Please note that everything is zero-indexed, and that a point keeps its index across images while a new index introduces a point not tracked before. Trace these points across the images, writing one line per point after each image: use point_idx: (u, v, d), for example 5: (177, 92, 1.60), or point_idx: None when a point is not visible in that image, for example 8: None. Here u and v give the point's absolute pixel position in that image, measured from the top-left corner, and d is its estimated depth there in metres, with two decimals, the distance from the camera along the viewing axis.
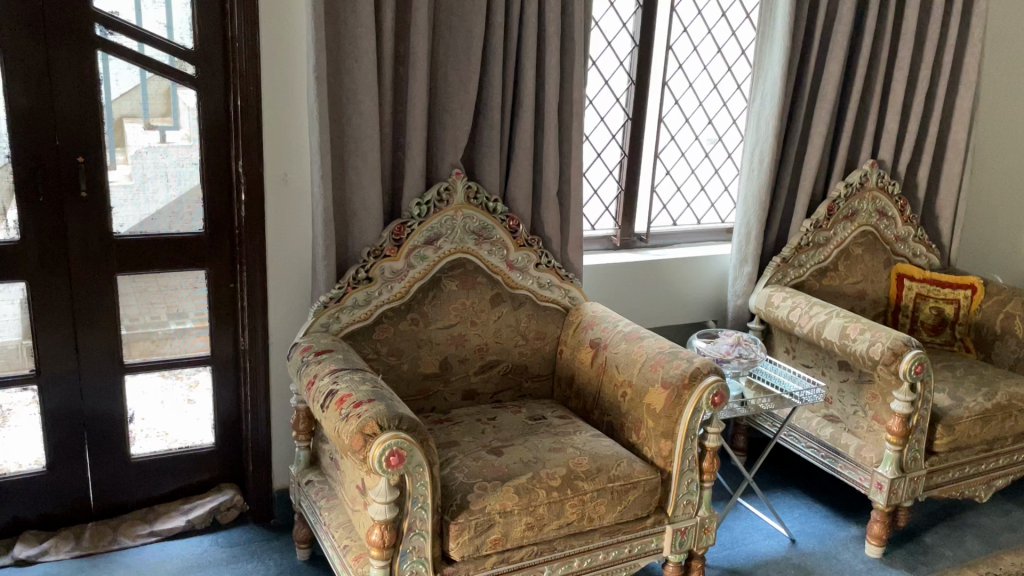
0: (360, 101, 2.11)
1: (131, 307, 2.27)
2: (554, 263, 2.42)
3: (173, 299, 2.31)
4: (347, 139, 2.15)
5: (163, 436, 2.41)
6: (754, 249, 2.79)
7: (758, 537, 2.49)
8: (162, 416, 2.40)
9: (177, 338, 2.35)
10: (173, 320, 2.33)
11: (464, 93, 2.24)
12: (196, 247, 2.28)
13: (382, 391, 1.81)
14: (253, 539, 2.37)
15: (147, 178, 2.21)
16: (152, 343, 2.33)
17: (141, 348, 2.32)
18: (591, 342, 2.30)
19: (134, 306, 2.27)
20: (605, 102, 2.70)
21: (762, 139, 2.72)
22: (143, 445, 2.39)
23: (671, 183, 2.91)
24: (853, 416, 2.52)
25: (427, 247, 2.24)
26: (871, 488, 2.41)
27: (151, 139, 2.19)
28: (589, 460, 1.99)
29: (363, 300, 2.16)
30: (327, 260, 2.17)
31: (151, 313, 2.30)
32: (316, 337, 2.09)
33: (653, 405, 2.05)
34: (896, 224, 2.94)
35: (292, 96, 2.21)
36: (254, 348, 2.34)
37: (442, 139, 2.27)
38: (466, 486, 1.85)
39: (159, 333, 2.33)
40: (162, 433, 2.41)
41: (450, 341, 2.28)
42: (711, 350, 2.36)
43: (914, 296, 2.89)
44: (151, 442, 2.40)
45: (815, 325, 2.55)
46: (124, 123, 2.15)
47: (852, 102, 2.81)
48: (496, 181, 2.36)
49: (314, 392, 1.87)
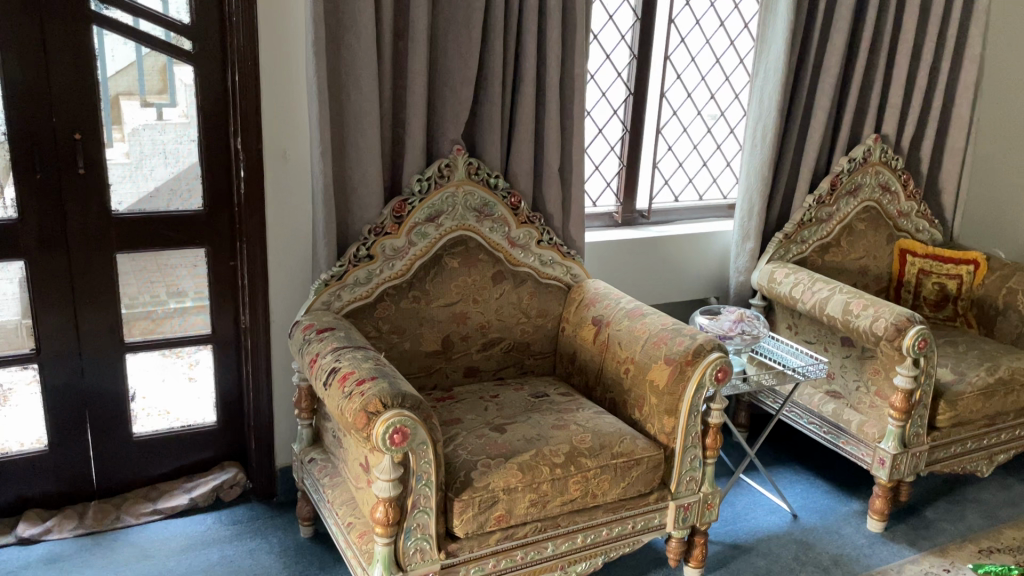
0: (360, 77, 2.08)
1: (131, 287, 2.26)
2: (555, 240, 2.41)
3: (173, 277, 2.30)
4: (346, 114, 2.13)
5: (165, 415, 2.41)
6: (756, 225, 2.77)
7: (760, 513, 2.49)
8: (163, 394, 2.39)
9: (177, 316, 2.34)
10: (174, 298, 2.32)
11: (465, 67, 2.21)
12: (195, 225, 2.27)
13: (385, 368, 1.80)
14: (257, 517, 2.37)
15: (145, 156, 2.19)
16: (153, 321, 2.32)
17: (141, 327, 2.31)
18: (593, 319, 2.30)
19: (134, 285, 2.26)
20: (607, 76, 2.68)
21: (766, 114, 2.69)
22: (144, 424, 2.39)
23: (673, 159, 2.89)
24: (855, 392, 2.52)
25: (428, 224, 2.22)
26: (873, 464, 2.41)
27: (148, 116, 2.17)
28: (592, 437, 1.98)
29: (364, 278, 2.15)
30: (327, 237, 2.16)
31: (150, 291, 2.29)
32: (317, 316, 2.08)
33: (657, 382, 2.04)
34: (899, 199, 2.94)
35: (292, 71, 2.18)
36: (255, 326, 2.32)
37: (443, 115, 2.25)
38: (470, 463, 1.85)
39: (159, 312, 2.32)
40: (163, 412, 2.40)
41: (452, 319, 2.27)
42: (714, 326, 2.36)
43: (916, 272, 2.89)
44: (153, 421, 2.40)
45: (819, 301, 2.54)
46: (121, 100, 2.13)
47: (856, 75, 2.78)
48: (498, 157, 2.33)
49: (316, 370, 1.87)
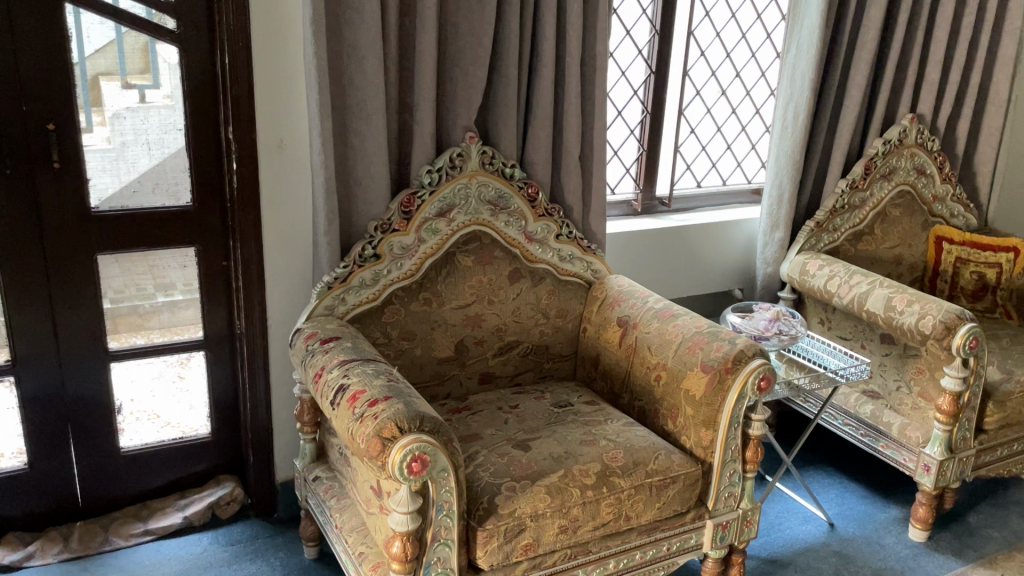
0: (364, 57, 1.88)
1: (115, 281, 2.06)
2: (576, 234, 2.22)
3: (160, 270, 2.10)
4: (349, 99, 1.93)
5: (154, 419, 2.22)
6: (786, 213, 2.59)
7: (795, 523, 2.33)
8: (152, 398, 2.20)
9: (166, 312, 2.14)
10: (161, 292, 2.12)
11: (478, 47, 2.01)
12: (183, 222, 2.07)
13: (399, 386, 1.62)
14: (256, 536, 2.20)
15: (126, 144, 1.99)
16: (139, 318, 2.12)
17: (127, 325, 2.11)
18: (618, 320, 2.12)
19: (119, 279, 2.07)
20: (627, 54, 2.48)
21: (798, 93, 2.50)
22: (132, 429, 2.20)
23: (696, 142, 2.70)
24: (896, 393, 2.36)
25: (439, 220, 2.03)
26: (917, 470, 2.25)
27: (129, 100, 1.96)
28: (625, 454, 1.81)
29: (371, 279, 1.96)
30: (329, 235, 1.96)
31: (137, 285, 2.09)
32: (321, 323, 1.89)
33: (693, 391, 1.88)
34: (935, 182, 2.76)
35: (287, 51, 1.97)
36: (252, 331, 2.13)
37: (454, 99, 2.05)
38: (493, 487, 1.68)
39: (146, 307, 2.12)
40: (152, 416, 2.21)
41: (466, 322, 2.08)
42: (748, 326, 2.19)
43: (953, 260, 2.70)
44: (142, 427, 2.21)
45: (857, 296, 2.36)
46: (98, 82, 1.92)
47: (894, 51, 2.59)
48: (513, 145, 2.14)
49: (321, 388, 1.69)
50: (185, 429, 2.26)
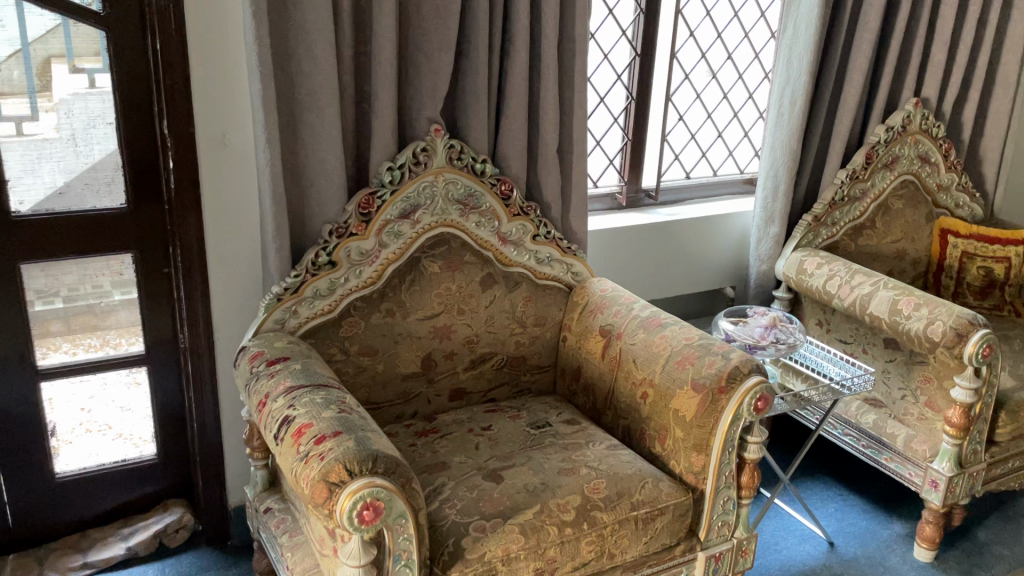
0: (313, 40, 1.67)
1: (69, 278, 1.87)
2: (554, 234, 2.03)
3: (117, 265, 1.90)
4: (297, 89, 1.72)
5: (105, 431, 2.03)
6: (782, 206, 2.40)
7: (792, 542, 2.17)
8: (96, 414, 2.00)
9: (125, 310, 1.95)
10: (118, 289, 1.92)
11: (444, 29, 1.80)
12: (117, 227, 1.86)
13: (352, 418, 1.43)
14: (207, 567, 2.01)
15: (77, 133, 1.79)
16: (96, 317, 1.93)
17: (80, 326, 1.92)
18: (601, 329, 1.94)
19: (74, 275, 1.87)
20: (610, 35, 2.28)
21: (796, 76, 2.31)
22: (79, 445, 2.01)
23: (684, 131, 2.50)
24: (900, 402, 2.19)
25: (402, 222, 1.83)
26: (923, 485, 2.08)
27: (78, 85, 1.76)
28: (608, 483, 1.63)
29: (326, 290, 1.77)
30: (278, 240, 1.76)
31: (93, 280, 1.89)
32: (269, 340, 1.70)
33: (683, 412, 1.70)
34: (939, 171, 2.57)
35: (227, 36, 1.76)
36: (197, 345, 1.94)
37: (417, 88, 1.84)
38: (460, 527, 1.49)
39: (102, 305, 1.92)
40: (103, 428, 2.02)
41: (434, 335, 1.89)
42: (742, 334, 2.00)
43: (959, 255, 2.51)
44: (93, 438, 2.02)
45: (859, 298, 2.18)
46: (45, 65, 1.74)
47: (899, 30, 2.39)
48: (484, 137, 1.93)
49: (265, 418, 1.50)
50: (139, 443, 2.07)
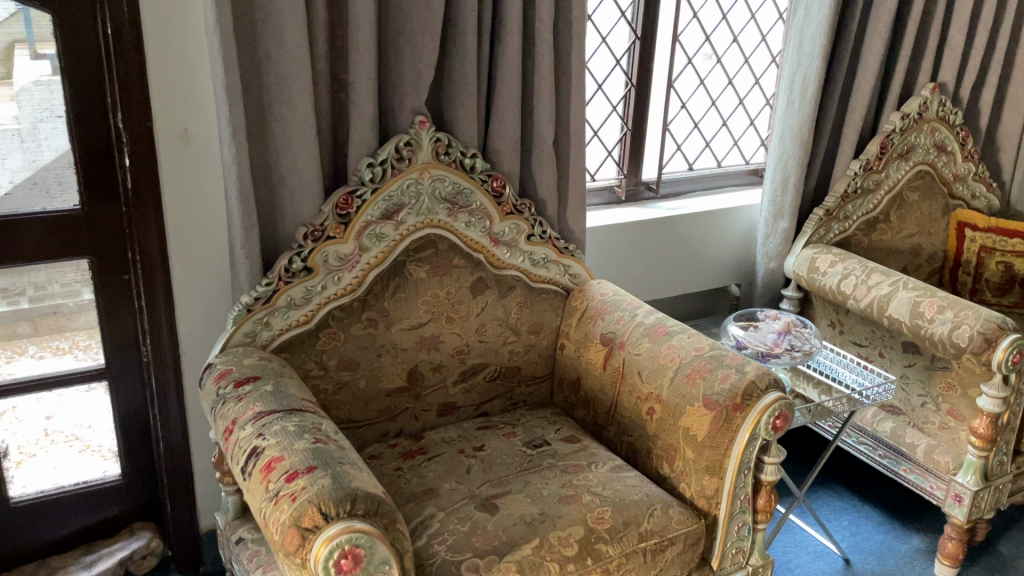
0: (282, 24, 1.50)
1: (29, 281, 1.70)
2: (550, 234, 1.88)
3: (67, 275, 1.73)
4: (266, 79, 1.55)
5: (72, 442, 1.87)
6: (792, 200, 2.25)
7: (806, 560, 2.03)
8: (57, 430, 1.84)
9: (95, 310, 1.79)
10: (88, 288, 1.76)
11: (429, 11, 1.63)
12: (70, 231, 1.69)
13: (329, 450, 1.27)
14: None
15: (39, 122, 1.63)
16: (62, 319, 1.77)
17: (46, 329, 1.76)
18: (602, 337, 1.78)
19: (41, 275, 1.71)
20: (608, 17, 2.11)
21: (809, 61, 2.15)
22: (44, 457, 1.85)
23: (687, 119, 2.34)
24: (920, 410, 2.06)
25: (385, 223, 1.67)
26: (946, 499, 1.94)
27: (41, 72, 1.60)
28: (614, 512, 1.48)
29: (301, 299, 1.61)
30: (248, 246, 1.60)
31: (61, 279, 1.73)
32: (237, 357, 1.54)
33: (693, 431, 1.55)
34: (956, 161, 2.42)
35: (188, 20, 1.59)
36: (161, 358, 1.78)
37: (400, 76, 1.67)
38: (450, 567, 1.33)
39: (70, 306, 1.76)
40: (70, 439, 1.87)
41: (420, 346, 1.73)
42: (753, 341, 1.85)
43: (977, 249, 2.36)
44: (59, 450, 1.86)
45: (877, 299, 2.03)
46: (8, 52, 1.57)
47: (916, 10, 2.23)
48: (473, 130, 1.77)
49: (231, 449, 1.34)
50: (105, 459, 1.92)
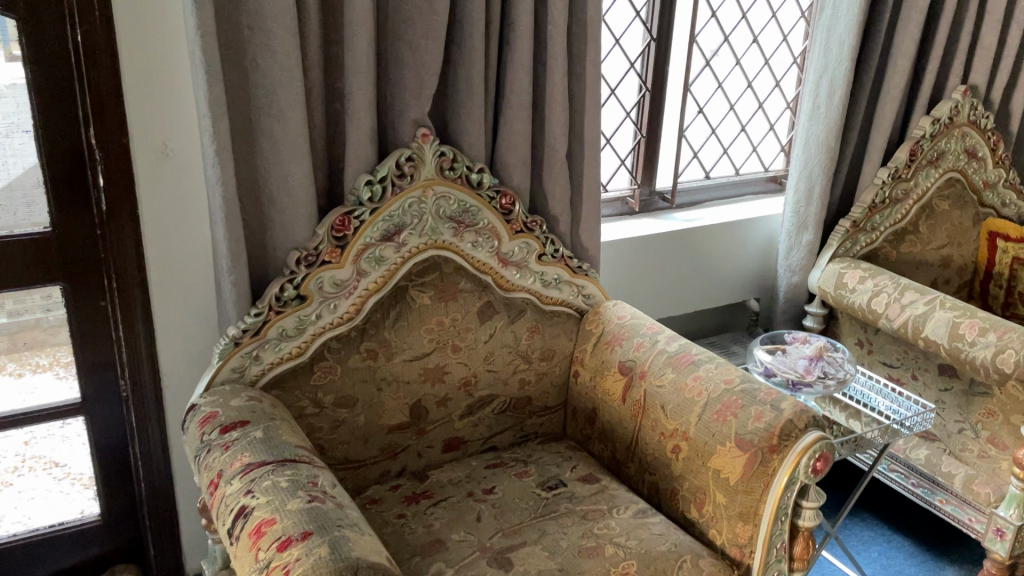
0: (271, 30, 1.35)
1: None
2: (563, 252, 1.74)
3: (38, 301, 1.59)
4: (254, 90, 1.40)
5: (51, 469, 1.72)
6: (816, 211, 2.12)
7: None
8: (31, 466, 1.70)
9: None
10: None
11: (433, 14, 1.48)
12: (40, 255, 1.54)
13: (326, 511, 1.13)
14: None
15: (12, 130, 1.48)
16: (45, 333, 1.62)
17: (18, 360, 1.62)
18: (620, 366, 1.64)
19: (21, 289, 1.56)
20: (622, 18, 1.98)
21: (836, 63, 2.01)
22: (21, 488, 1.70)
23: (704, 125, 2.21)
24: (957, 437, 1.95)
25: (385, 246, 1.52)
26: (987, 533, 1.77)
27: (15, 76, 1.45)
28: (641, 567, 1.34)
29: (294, 330, 1.46)
30: (235, 273, 1.46)
31: (42, 291, 1.58)
32: (224, 397, 1.39)
33: (725, 474, 1.41)
34: (987, 167, 2.28)
35: (166, 26, 1.44)
36: (141, 391, 1.64)
37: (401, 86, 1.53)
38: None
39: (52, 320, 1.61)
40: (49, 465, 1.71)
41: (424, 378, 1.59)
42: (783, 368, 1.72)
43: (1010, 260, 2.21)
44: (36, 479, 1.71)
45: (911, 319, 1.90)
46: None
47: (949, 9, 2.09)
48: (480, 143, 1.63)
49: (217, 507, 1.20)
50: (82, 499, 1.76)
